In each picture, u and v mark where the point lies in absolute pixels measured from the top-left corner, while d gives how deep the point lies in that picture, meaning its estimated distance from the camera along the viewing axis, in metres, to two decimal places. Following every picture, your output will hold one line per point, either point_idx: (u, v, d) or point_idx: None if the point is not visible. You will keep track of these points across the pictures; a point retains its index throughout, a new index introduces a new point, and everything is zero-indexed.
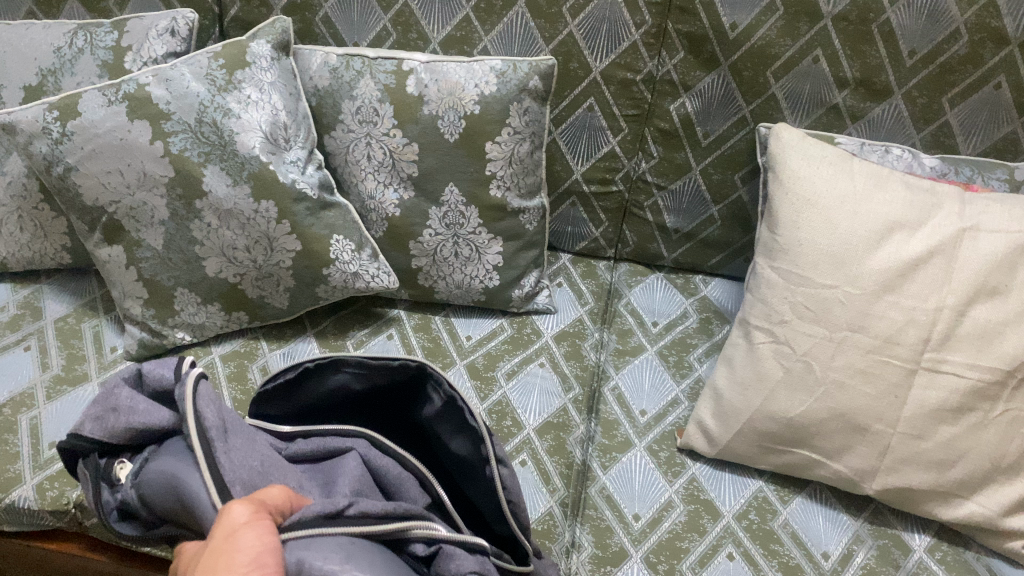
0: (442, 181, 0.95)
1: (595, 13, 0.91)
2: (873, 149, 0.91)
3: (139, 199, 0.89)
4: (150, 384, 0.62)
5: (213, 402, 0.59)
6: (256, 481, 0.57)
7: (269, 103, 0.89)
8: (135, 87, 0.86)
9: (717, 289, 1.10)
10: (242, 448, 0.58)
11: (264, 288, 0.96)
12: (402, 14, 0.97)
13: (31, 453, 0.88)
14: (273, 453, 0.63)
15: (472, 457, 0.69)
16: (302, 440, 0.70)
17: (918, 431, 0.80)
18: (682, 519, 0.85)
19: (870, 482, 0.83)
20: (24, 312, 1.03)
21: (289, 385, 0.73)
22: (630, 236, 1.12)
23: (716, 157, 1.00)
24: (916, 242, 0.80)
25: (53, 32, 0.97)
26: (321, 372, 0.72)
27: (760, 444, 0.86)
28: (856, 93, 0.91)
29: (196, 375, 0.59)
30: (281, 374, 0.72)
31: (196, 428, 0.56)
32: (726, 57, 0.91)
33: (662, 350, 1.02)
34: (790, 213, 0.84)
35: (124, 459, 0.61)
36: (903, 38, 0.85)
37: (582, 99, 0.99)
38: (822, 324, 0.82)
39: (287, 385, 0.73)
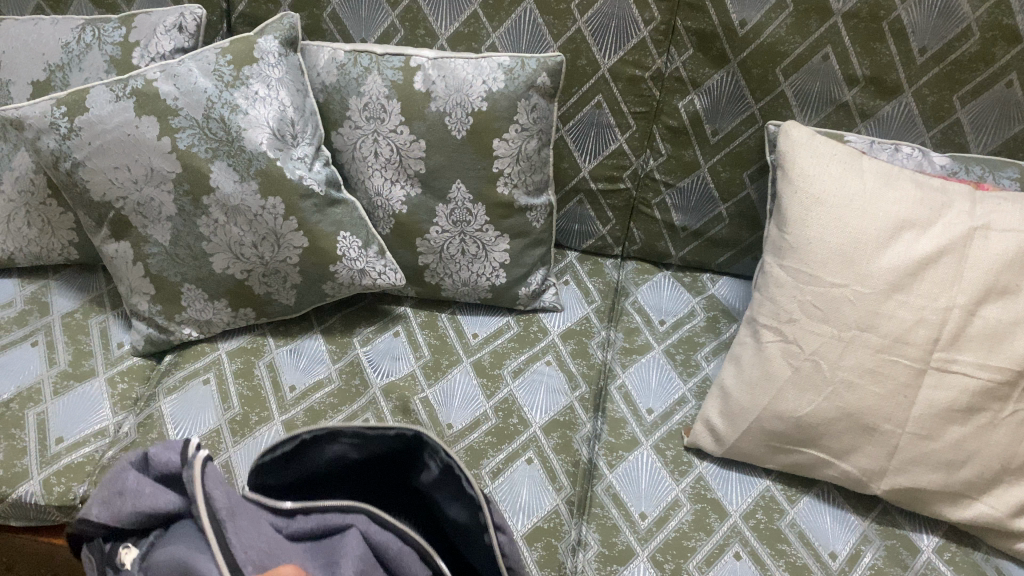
0: (449, 178, 0.95)
1: (604, 10, 0.91)
2: (883, 147, 0.90)
3: (146, 195, 0.89)
4: (155, 468, 0.61)
5: (221, 483, 0.59)
6: (266, 561, 0.57)
7: (276, 100, 0.89)
8: (142, 84, 0.86)
9: (725, 288, 1.10)
10: (249, 528, 0.58)
11: (271, 285, 0.96)
12: (410, 10, 0.97)
13: (38, 449, 0.88)
14: (274, 533, 0.62)
15: (470, 524, 0.65)
16: (301, 517, 0.64)
17: (927, 431, 0.79)
18: (689, 518, 0.85)
19: (879, 482, 0.83)
20: (31, 307, 1.03)
21: (284, 459, 0.67)
22: (638, 234, 1.12)
23: (725, 155, 1.00)
24: (925, 241, 0.79)
25: (62, 28, 0.97)
26: (319, 443, 0.67)
27: (768, 443, 0.85)
28: (866, 91, 0.90)
29: (203, 457, 0.59)
30: (277, 448, 0.65)
31: (207, 509, 0.56)
32: (735, 54, 0.91)
33: (669, 348, 1.02)
34: (799, 212, 0.83)
35: (129, 543, 0.60)
36: (913, 36, 0.84)
37: (590, 96, 0.99)
38: (831, 323, 0.81)
39: (283, 459, 0.67)
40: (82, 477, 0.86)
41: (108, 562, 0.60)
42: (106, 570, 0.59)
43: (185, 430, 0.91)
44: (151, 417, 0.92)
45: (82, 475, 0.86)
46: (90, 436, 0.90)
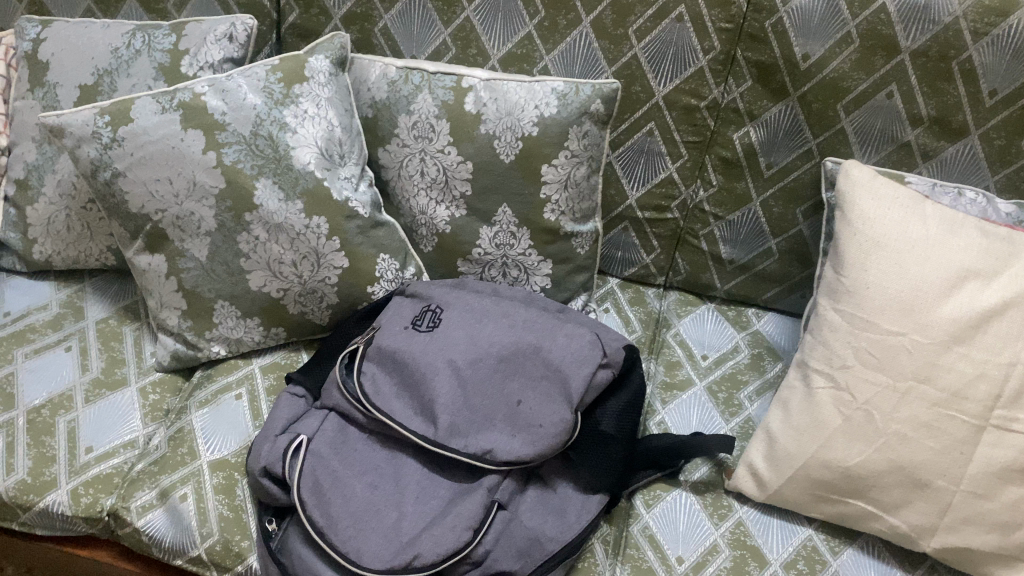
0: (495, 201, 0.93)
1: (662, 37, 0.89)
2: (944, 191, 0.87)
3: (186, 209, 0.87)
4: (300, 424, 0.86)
5: (376, 356, 0.86)
6: (362, 509, 0.77)
7: (325, 119, 0.90)
8: (190, 96, 0.86)
9: (771, 324, 1.07)
10: (391, 335, 0.87)
11: (306, 304, 0.94)
12: (463, 29, 0.95)
13: (67, 458, 0.87)
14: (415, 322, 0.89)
15: (508, 435, 0.81)
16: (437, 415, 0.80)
17: (982, 490, 0.76)
18: (727, 564, 0.82)
19: (929, 540, 0.79)
20: (66, 312, 1.02)
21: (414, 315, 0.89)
22: (683, 264, 1.10)
23: (778, 189, 0.97)
24: (990, 293, 0.76)
25: (112, 32, 0.96)
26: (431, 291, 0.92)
27: (813, 492, 0.82)
28: (930, 132, 0.87)
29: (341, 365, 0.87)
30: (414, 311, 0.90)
31: (374, 326, 0.90)
32: (796, 88, 0.88)
33: (711, 385, 0.99)
34: (857, 254, 0.81)
35: (274, 527, 0.80)
36: (984, 78, 0.81)
37: (642, 123, 0.97)
38: (886, 372, 0.78)
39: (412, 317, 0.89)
40: (109, 489, 0.86)
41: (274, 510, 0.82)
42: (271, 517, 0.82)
43: (214, 447, 0.89)
44: (183, 430, 0.91)
45: (110, 487, 0.86)
46: (120, 446, 0.89)
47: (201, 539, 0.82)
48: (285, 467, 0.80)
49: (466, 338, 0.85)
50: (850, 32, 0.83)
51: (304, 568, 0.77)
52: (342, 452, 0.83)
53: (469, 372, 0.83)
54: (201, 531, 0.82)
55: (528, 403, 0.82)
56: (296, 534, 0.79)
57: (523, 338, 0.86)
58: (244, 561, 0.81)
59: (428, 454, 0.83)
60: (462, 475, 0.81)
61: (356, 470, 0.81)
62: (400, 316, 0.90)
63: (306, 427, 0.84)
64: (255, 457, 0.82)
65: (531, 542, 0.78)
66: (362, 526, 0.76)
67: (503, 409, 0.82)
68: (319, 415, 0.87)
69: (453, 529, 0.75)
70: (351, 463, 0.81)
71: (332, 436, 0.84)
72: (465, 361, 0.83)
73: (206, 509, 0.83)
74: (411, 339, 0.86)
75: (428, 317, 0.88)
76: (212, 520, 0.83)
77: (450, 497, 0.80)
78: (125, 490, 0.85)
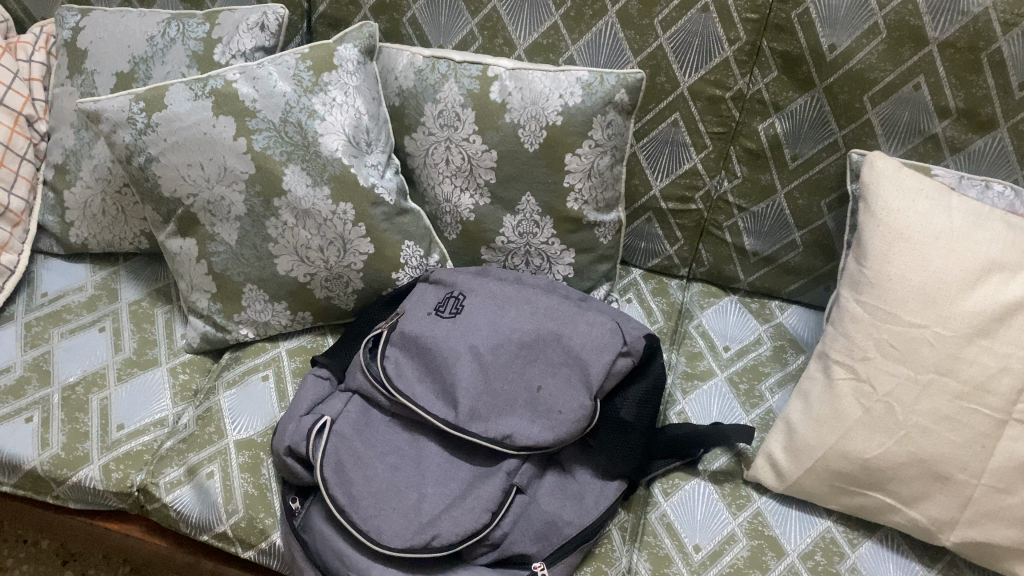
0: (520, 190, 0.94)
1: (688, 27, 0.90)
2: (972, 184, 0.86)
3: (217, 193, 0.89)
4: (324, 405, 0.88)
5: (400, 340, 0.88)
6: (382, 489, 0.79)
7: (353, 107, 0.91)
8: (222, 84, 0.87)
9: (794, 316, 1.07)
10: (414, 319, 0.89)
11: (332, 289, 0.96)
12: (490, 19, 0.96)
13: (99, 434, 0.90)
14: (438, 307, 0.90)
15: (527, 419, 0.81)
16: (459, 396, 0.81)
17: (1004, 484, 0.75)
18: (744, 554, 0.83)
19: (949, 534, 0.78)
20: (101, 293, 1.05)
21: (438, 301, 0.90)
22: (706, 255, 1.10)
23: (803, 181, 0.97)
24: (1014, 286, 0.76)
25: (148, 21, 0.99)
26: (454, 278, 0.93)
27: (832, 483, 0.82)
28: (958, 124, 0.86)
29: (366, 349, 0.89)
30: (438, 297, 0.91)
31: (398, 311, 0.91)
32: (822, 79, 0.88)
33: (732, 376, 0.99)
34: (880, 246, 0.80)
35: (296, 505, 0.82)
36: (1013, 70, 0.80)
37: (667, 113, 0.97)
38: (908, 364, 0.78)
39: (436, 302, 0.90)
40: (139, 465, 0.88)
41: (297, 488, 0.84)
42: (293, 496, 0.83)
43: (241, 427, 0.91)
44: (211, 410, 0.93)
45: (140, 463, 0.88)
46: (150, 424, 0.92)
47: (226, 515, 0.84)
48: (309, 448, 0.82)
49: (488, 324, 0.86)
50: (877, 23, 0.82)
51: (326, 545, 0.79)
52: (364, 434, 0.84)
53: (491, 358, 0.84)
54: (226, 508, 0.84)
55: (549, 391, 0.83)
56: (318, 512, 0.81)
57: (545, 325, 0.87)
58: (268, 538, 0.83)
59: (448, 438, 0.84)
60: (481, 459, 0.82)
61: (377, 451, 0.82)
62: (424, 302, 0.91)
63: (330, 409, 0.86)
64: (281, 436, 0.84)
65: (549, 526, 0.79)
66: (383, 505, 0.77)
67: (523, 395, 0.83)
68: (343, 397, 0.88)
69: (472, 511, 0.77)
70: (372, 444, 0.83)
71: (355, 418, 0.85)
72: (487, 347, 0.84)
73: (231, 486, 0.86)
74: (434, 325, 0.87)
75: (451, 304, 0.89)
76: (237, 497, 0.85)
77: (469, 479, 0.81)
78: (154, 466, 0.88)
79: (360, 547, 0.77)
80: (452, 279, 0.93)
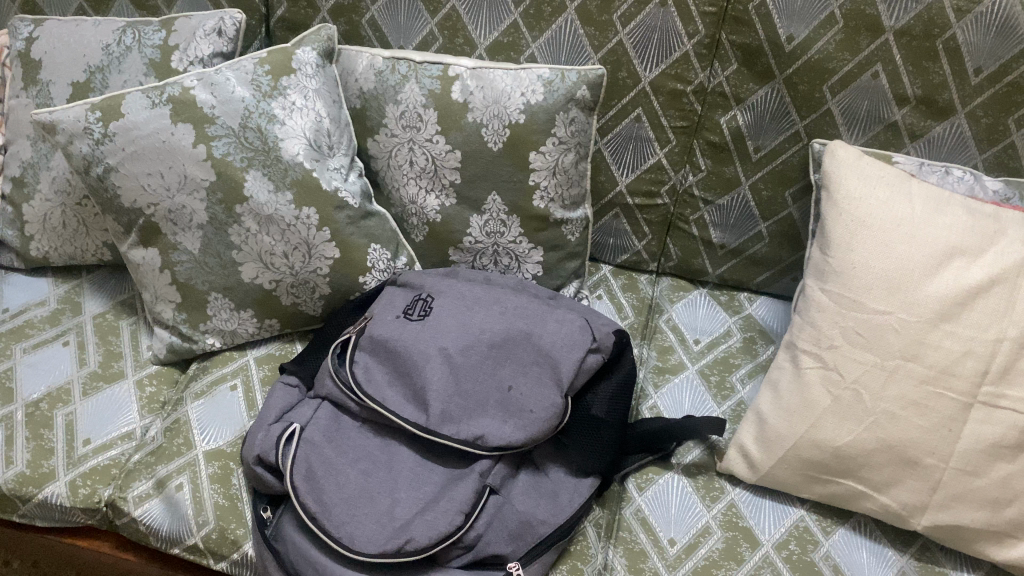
0: (485, 189, 0.94)
1: (647, 22, 0.90)
2: (932, 170, 0.87)
3: (178, 202, 0.88)
4: (294, 413, 0.87)
5: (370, 345, 0.87)
6: (354, 495, 0.78)
7: (313, 110, 0.90)
8: (179, 91, 0.86)
9: (763, 308, 1.07)
10: (382, 323, 0.88)
11: (298, 295, 0.95)
12: (450, 18, 0.96)
13: (65, 450, 0.88)
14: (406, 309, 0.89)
15: (501, 419, 0.81)
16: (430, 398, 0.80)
17: (971, 467, 0.76)
18: (719, 546, 0.83)
19: (920, 518, 0.79)
20: (64, 307, 1.03)
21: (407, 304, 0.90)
22: (674, 250, 1.10)
23: (767, 172, 0.97)
24: (976, 270, 0.76)
25: (103, 29, 0.97)
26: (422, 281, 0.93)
27: (804, 472, 0.82)
28: (916, 111, 0.87)
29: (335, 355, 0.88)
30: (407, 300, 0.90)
31: (367, 316, 0.91)
32: (781, 70, 0.88)
33: (703, 369, 0.99)
34: (843, 235, 0.81)
35: (269, 513, 0.82)
36: (969, 56, 0.81)
37: (630, 108, 0.97)
38: (874, 351, 0.78)
39: (405, 306, 0.90)
40: (107, 480, 0.87)
41: (268, 497, 0.83)
42: (265, 505, 0.82)
43: (210, 438, 0.90)
44: (179, 422, 0.92)
45: (108, 478, 0.87)
46: (117, 438, 0.90)
47: (197, 527, 0.83)
48: (279, 456, 0.81)
49: (456, 325, 0.86)
50: (833, 13, 0.83)
51: (298, 553, 0.78)
52: (335, 440, 0.83)
53: (461, 359, 0.83)
54: (197, 520, 0.83)
55: (521, 391, 0.82)
56: (290, 521, 0.80)
57: (514, 324, 0.86)
58: (240, 549, 0.82)
59: (420, 441, 0.83)
60: (454, 461, 0.82)
61: (348, 457, 0.82)
62: (392, 305, 0.90)
63: (299, 417, 0.85)
64: (250, 446, 0.83)
65: (523, 525, 0.79)
66: (356, 511, 0.77)
67: (494, 395, 0.82)
68: (313, 404, 0.87)
69: (445, 513, 0.76)
70: (343, 450, 0.82)
71: (325, 425, 0.84)
72: (457, 348, 0.83)
73: (202, 498, 0.84)
74: (403, 327, 0.86)
75: (419, 306, 0.89)
76: (207, 509, 0.84)
77: (443, 482, 0.80)
78: (122, 480, 0.86)
79: (333, 554, 0.76)
80: (419, 282, 0.93)
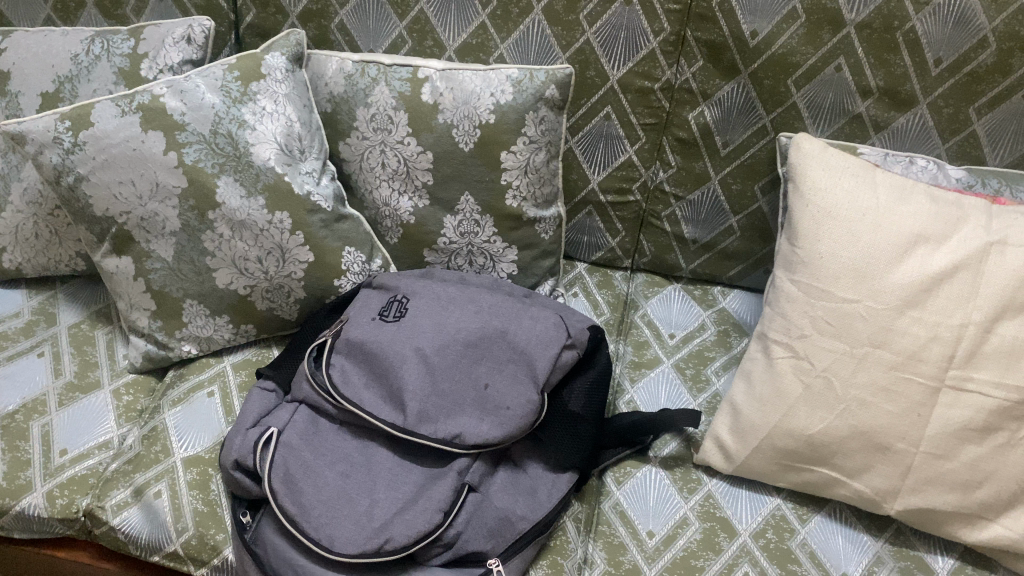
0: (457, 190, 0.95)
1: (613, 21, 0.91)
2: (896, 160, 0.89)
3: (150, 210, 0.88)
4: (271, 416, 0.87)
5: (347, 348, 0.87)
6: (333, 497, 0.78)
7: (283, 115, 0.91)
8: (149, 99, 0.86)
9: (736, 301, 1.08)
10: (357, 325, 0.88)
11: (273, 300, 0.95)
12: (418, 22, 0.97)
13: (41, 461, 0.88)
14: (381, 311, 0.90)
15: (479, 418, 0.81)
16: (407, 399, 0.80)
17: (942, 450, 0.77)
18: (698, 537, 0.84)
19: (893, 502, 0.80)
20: (38, 318, 1.03)
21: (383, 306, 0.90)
22: (648, 246, 1.11)
23: (736, 167, 0.98)
24: (940, 256, 0.77)
25: (72, 39, 0.97)
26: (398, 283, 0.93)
27: (778, 461, 0.83)
28: (880, 103, 0.88)
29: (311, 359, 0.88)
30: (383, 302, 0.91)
31: (343, 318, 0.91)
32: (747, 65, 0.90)
33: (679, 362, 1.00)
34: (810, 226, 0.82)
35: (248, 518, 0.82)
36: (928, 47, 0.82)
37: (599, 107, 0.99)
38: (843, 339, 0.80)
39: (380, 308, 0.90)
40: (85, 489, 0.87)
41: (247, 502, 0.83)
42: (244, 509, 0.82)
43: (188, 444, 0.90)
44: (156, 429, 0.91)
45: (86, 488, 0.87)
46: (95, 448, 0.90)
47: (176, 534, 0.83)
48: (256, 460, 0.81)
49: (431, 325, 0.86)
50: (795, 7, 0.84)
51: (278, 555, 0.78)
52: (313, 443, 0.83)
53: (436, 359, 0.83)
54: (176, 526, 0.83)
55: (498, 389, 0.83)
56: (269, 524, 0.80)
57: (489, 323, 0.87)
58: (220, 554, 0.82)
59: (398, 441, 0.84)
60: (432, 460, 0.82)
61: (327, 459, 0.82)
62: (368, 307, 0.91)
63: (276, 420, 0.85)
64: (227, 450, 0.83)
65: (502, 521, 0.80)
66: (335, 513, 0.77)
67: (470, 394, 0.82)
68: (290, 407, 0.87)
69: (424, 512, 0.76)
70: (322, 452, 0.82)
71: (303, 428, 0.84)
72: (432, 348, 0.84)
73: (180, 504, 0.84)
74: (379, 329, 0.87)
75: (395, 307, 0.89)
76: (186, 515, 0.84)
77: (421, 481, 0.81)
78: (100, 490, 0.86)
79: (313, 556, 0.76)
80: (395, 284, 0.93)
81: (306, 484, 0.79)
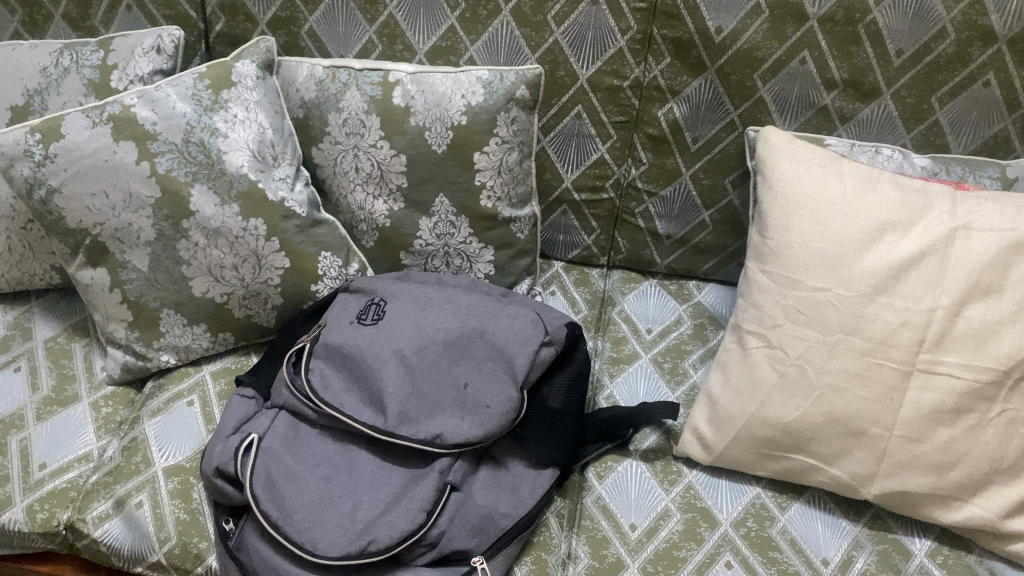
0: (431, 192, 0.95)
1: (581, 20, 0.92)
2: (862, 151, 0.90)
3: (124, 220, 0.88)
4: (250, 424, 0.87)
5: (326, 353, 0.87)
6: (315, 501, 0.78)
7: (255, 121, 0.91)
8: (120, 109, 0.87)
9: (712, 294, 1.10)
10: (335, 330, 0.88)
11: (251, 307, 0.95)
12: (388, 26, 0.97)
13: (20, 476, 0.87)
14: (359, 314, 0.90)
15: (459, 417, 0.82)
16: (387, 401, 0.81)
17: (915, 433, 0.78)
18: (679, 527, 0.84)
19: (870, 487, 0.81)
20: (14, 333, 1.03)
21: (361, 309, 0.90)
22: (623, 243, 1.12)
23: (706, 161, 1.00)
24: (906, 242, 0.79)
25: (40, 52, 0.97)
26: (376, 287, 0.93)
27: (757, 450, 0.84)
28: (845, 94, 0.90)
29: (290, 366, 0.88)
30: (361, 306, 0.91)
31: (321, 324, 0.91)
32: (714, 61, 0.91)
33: (656, 357, 1.01)
34: (779, 218, 0.83)
35: (230, 526, 0.81)
36: (890, 38, 0.84)
37: (570, 107, 1.00)
38: (815, 327, 0.81)
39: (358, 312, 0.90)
40: (65, 503, 0.86)
41: (228, 509, 0.83)
42: (226, 517, 0.82)
43: (169, 454, 0.90)
44: (136, 440, 0.91)
45: (66, 501, 0.86)
46: (74, 461, 0.89)
47: (159, 544, 0.83)
48: (237, 467, 0.80)
49: (410, 327, 0.87)
50: (758, 3, 0.85)
51: (261, 560, 0.78)
52: (294, 447, 0.83)
53: (415, 360, 0.84)
54: (159, 536, 0.83)
55: (478, 388, 0.83)
56: (252, 530, 0.80)
57: (467, 322, 0.87)
58: (204, 562, 0.82)
59: (379, 443, 0.84)
60: (414, 461, 0.83)
61: (308, 464, 0.82)
62: (346, 312, 0.91)
63: (256, 426, 0.85)
64: (208, 458, 0.83)
65: (485, 519, 0.80)
66: (318, 516, 0.77)
67: (450, 394, 0.83)
68: (270, 414, 0.87)
69: (407, 512, 0.76)
70: (303, 457, 0.82)
71: (284, 433, 0.85)
72: (411, 349, 0.84)
73: (163, 514, 0.84)
74: (357, 332, 0.87)
75: (373, 311, 0.90)
76: (169, 524, 0.83)
77: (403, 482, 0.81)
78: (80, 502, 0.86)
79: (297, 560, 0.76)
80: (372, 289, 0.93)
81: (288, 489, 0.79)
